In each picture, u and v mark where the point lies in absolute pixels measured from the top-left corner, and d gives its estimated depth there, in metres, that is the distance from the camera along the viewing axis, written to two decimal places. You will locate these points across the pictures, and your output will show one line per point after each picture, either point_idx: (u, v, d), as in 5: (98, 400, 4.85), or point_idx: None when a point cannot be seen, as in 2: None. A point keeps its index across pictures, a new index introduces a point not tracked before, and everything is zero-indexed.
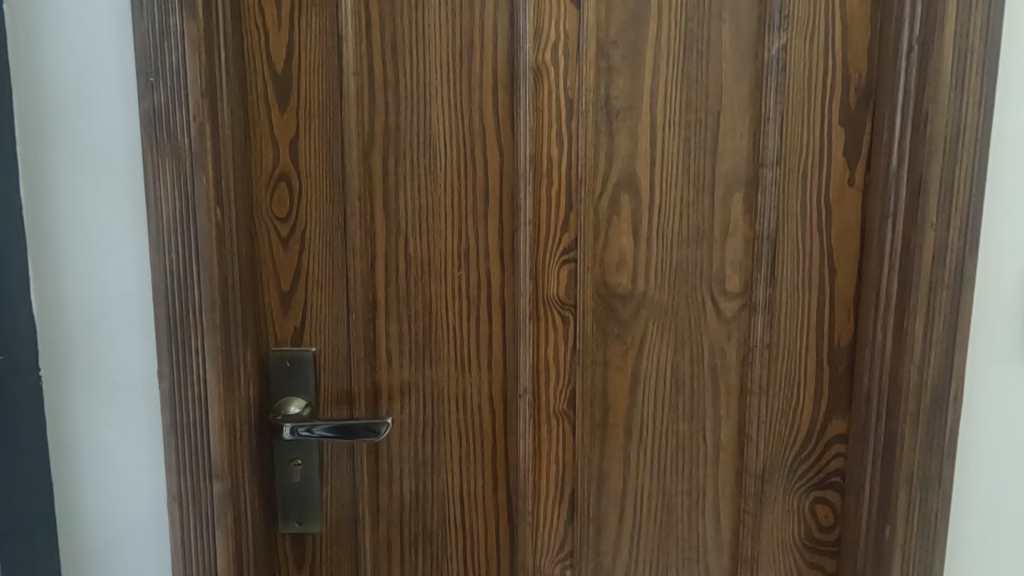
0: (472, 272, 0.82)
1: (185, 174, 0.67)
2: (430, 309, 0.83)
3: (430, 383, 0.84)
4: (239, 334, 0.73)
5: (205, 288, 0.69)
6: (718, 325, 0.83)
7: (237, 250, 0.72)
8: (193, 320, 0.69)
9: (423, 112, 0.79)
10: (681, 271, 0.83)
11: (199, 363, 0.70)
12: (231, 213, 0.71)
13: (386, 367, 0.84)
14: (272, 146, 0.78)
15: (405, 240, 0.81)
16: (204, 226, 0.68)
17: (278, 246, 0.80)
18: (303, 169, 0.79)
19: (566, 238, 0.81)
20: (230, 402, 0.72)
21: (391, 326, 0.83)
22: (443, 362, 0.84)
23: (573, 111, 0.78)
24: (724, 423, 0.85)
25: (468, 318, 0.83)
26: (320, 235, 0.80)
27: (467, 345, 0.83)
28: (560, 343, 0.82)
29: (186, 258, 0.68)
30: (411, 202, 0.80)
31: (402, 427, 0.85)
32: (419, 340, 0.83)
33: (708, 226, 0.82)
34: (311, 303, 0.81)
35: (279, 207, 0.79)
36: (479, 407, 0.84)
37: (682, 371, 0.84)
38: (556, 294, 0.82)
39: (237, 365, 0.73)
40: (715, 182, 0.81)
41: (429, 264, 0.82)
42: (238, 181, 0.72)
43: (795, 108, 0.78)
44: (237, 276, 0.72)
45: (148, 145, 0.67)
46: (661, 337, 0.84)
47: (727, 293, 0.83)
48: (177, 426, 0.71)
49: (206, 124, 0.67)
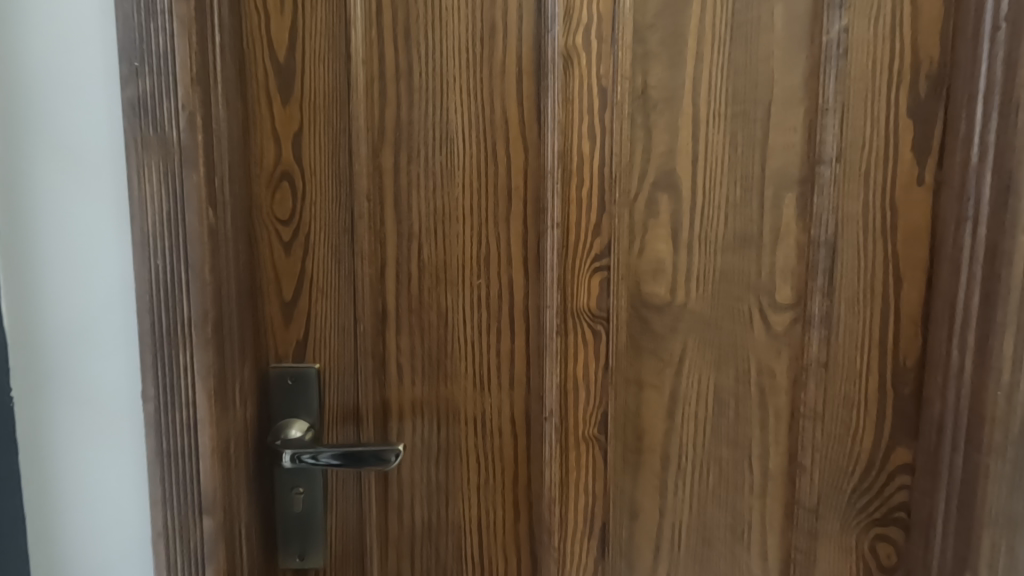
0: (492, 281, 0.74)
1: (174, 169, 0.60)
2: (446, 321, 0.75)
3: (445, 402, 0.76)
4: (234, 347, 0.65)
5: (195, 297, 0.61)
6: (766, 341, 0.75)
7: (231, 255, 0.65)
8: (181, 333, 0.62)
9: (440, 104, 0.71)
10: (726, 280, 0.74)
11: (187, 382, 0.62)
12: (224, 214, 0.63)
13: (397, 385, 0.76)
14: (271, 142, 0.71)
15: (418, 246, 0.73)
16: (193, 228, 0.60)
17: (279, 251, 0.72)
18: (307, 167, 0.71)
19: (598, 243, 0.72)
20: (223, 426, 0.64)
21: (403, 339, 0.75)
22: (460, 379, 0.76)
23: (607, 102, 0.70)
24: (772, 449, 0.76)
25: (488, 331, 0.75)
26: (325, 239, 0.73)
27: (487, 361, 0.75)
28: (590, 360, 0.74)
29: (175, 264, 0.61)
30: (425, 203, 0.73)
31: (415, 451, 0.77)
32: (433, 355, 0.75)
33: (757, 230, 0.73)
34: (315, 313, 0.73)
35: (280, 208, 0.72)
36: (499, 429, 0.76)
37: (726, 391, 0.76)
38: (586, 305, 0.73)
39: (230, 383, 0.65)
40: (765, 181, 0.72)
41: (445, 273, 0.74)
42: (234, 179, 0.65)
43: (857, 97, 0.69)
44: (231, 284, 0.65)
45: (131, 137, 0.60)
46: (702, 354, 0.75)
47: (777, 304, 0.74)
48: (163, 452, 0.63)
49: (197, 114, 0.60)
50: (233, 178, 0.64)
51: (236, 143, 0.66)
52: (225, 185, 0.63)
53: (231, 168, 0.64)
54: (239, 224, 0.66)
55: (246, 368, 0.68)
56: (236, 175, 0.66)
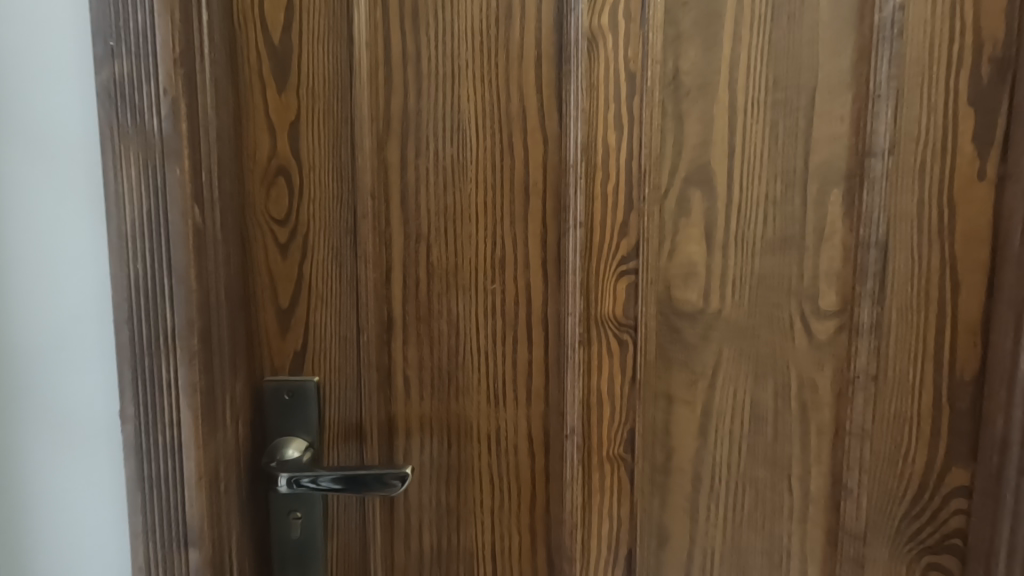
0: (508, 286, 0.67)
1: (156, 163, 0.54)
2: (458, 330, 0.68)
3: (457, 419, 0.70)
4: (224, 360, 0.59)
5: (180, 306, 0.55)
6: (809, 351, 0.68)
7: (221, 258, 0.58)
8: (165, 345, 0.55)
9: (450, 92, 0.65)
10: (765, 285, 0.67)
11: (172, 399, 0.56)
12: (213, 212, 0.57)
13: (404, 399, 0.69)
14: (265, 133, 0.64)
15: (427, 248, 0.67)
16: (178, 228, 0.54)
17: (276, 255, 0.65)
18: (306, 162, 0.65)
19: (625, 244, 0.66)
20: (212, 448, 0.58)
21: (410, 350, 0.69)
22: (472, 394, 0.69)
23: (635, 89, 0.64)
24: (813, 470, 0.70)
25: (503, 342, 0.68)
26: (325, 241, 0.66)
27: (503, 374, 0.69)
28: (615, 372, 0.67)
29: (156, 268, 0.55)
30: (435, 201, 0.66)
31: (423, 472, 0.70)
32: (443, 367, 0.69)
33: (798, 230, 0.66)
34: (315, 322, 0.67)
35: (276, 207, 0.65)
36: (515, 448, 0.70)
37: (763, 406, 0.69)
38: (612, 313, 0.66)
39: (219, 400, 0.59)
40: (808, 176, 0.66)
41: (457, 278, 0.67)
42: (224, 174, 0.59)
43: (912, 83, 0.63)
44: (221, 291, 0.58)
45: (107, 127, 0.53)
46: (738, 366, 0.69)
47: (821, 311, 0.67)
48: (146, 476, 0.57)
49: (180, 100, 0.53)
50: (222, 173, 0.58)
51: (225, 134, 0.59)
52: (214, 181, 0.57)
53: (221, 162, 0.58)
54: (230, 224, 0.60)
55: (238, 383, 0.62)
56: (226, 170, 0.59)
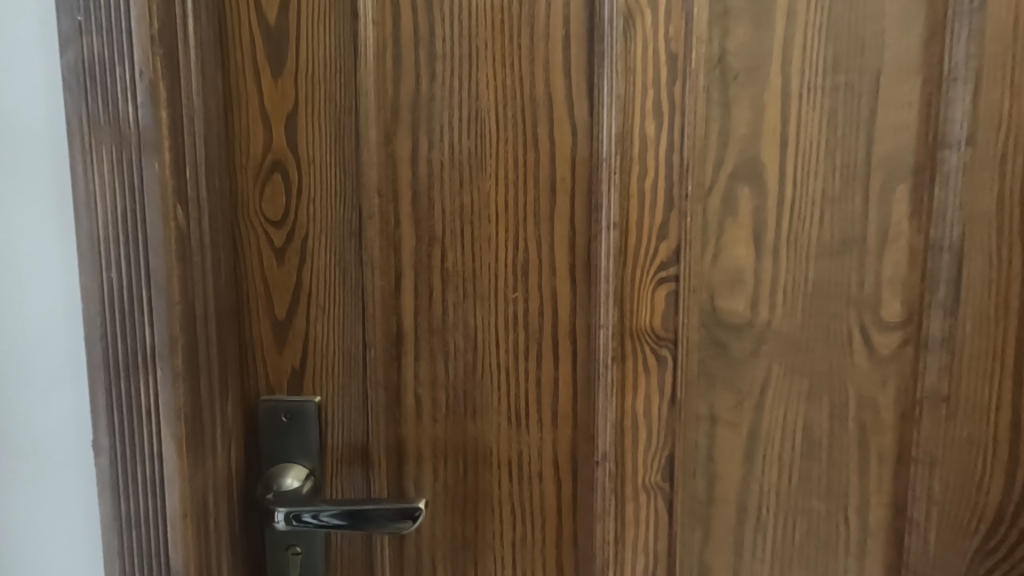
0: (532, 295, 0.60)
1: (134, 155, 0.46)
2: (475, 344, 0.61)
3: (474, 443, 0.62)
4: (214, 381, 0.52)
5: (161, 321, 0.48)
6: (869, 368, 0.60)
7: (210, 265, 0.51)
8: (144, 366, 0.48)
9: (468, 77, 0.58)
10: (820, 293, 0.60)
11: (153, 427, 0.49)
12: (199, 213, 0.50)
13: (415, 422, 0.62)
14: (259, 124, 0.56)
15: (442, 253, 0.60)
16: (158, 231, 0.47)
17: (271, 261, 0.58)
18: (304, 156, 0.57)
19: (664, 248, 0.58)
20: (200, 482, 0.51)
21: (423, 367, 0.61)
22: (491, 415, 0.62)
23: (677, 73, 0.56)
24: (873, 501, 0.62)
25: (526, 357, 0.61)
26: (327, 245, 0.59)
27: (526, 393, 0.62)
28: (653, 392, 0.60)
29: (134, 278, 0.47)
30: (450, 200, 0.59)
31: (437, 501, 0.63)
32: (459, 386, 0.62)
33: (859, 231, 0.59)
34: (315, 336, 0.60)
35: (272, 207, 0.58)
36: (539, 475, 0.63)
37: (818, 430, 0.61)
38: (649, 325, 0.59)
39: (208, 427, 0.51)
40: (871, 171, 0.58)
41: (474, 286, 0.60)
42: (213, 169, 0.51)
43: (995, 63, 0.55)
44: (210, 303, 0.51)
45: (74, 114, 0.46)
46: (789, 384, 0.61)
47: (884, 323, 0.60)
48: (125, 514, 0.50)
49: (158, 82, 0.46)
50: (211, 167, 0.51)
51: (213, 124, 0.52)
52: (200, 177, 0.49)
53: (208, 156, 0.50)
54: (220, 226, 0.52)
55: (229, 406, 0.55)
56: (214, 165, 0.52)
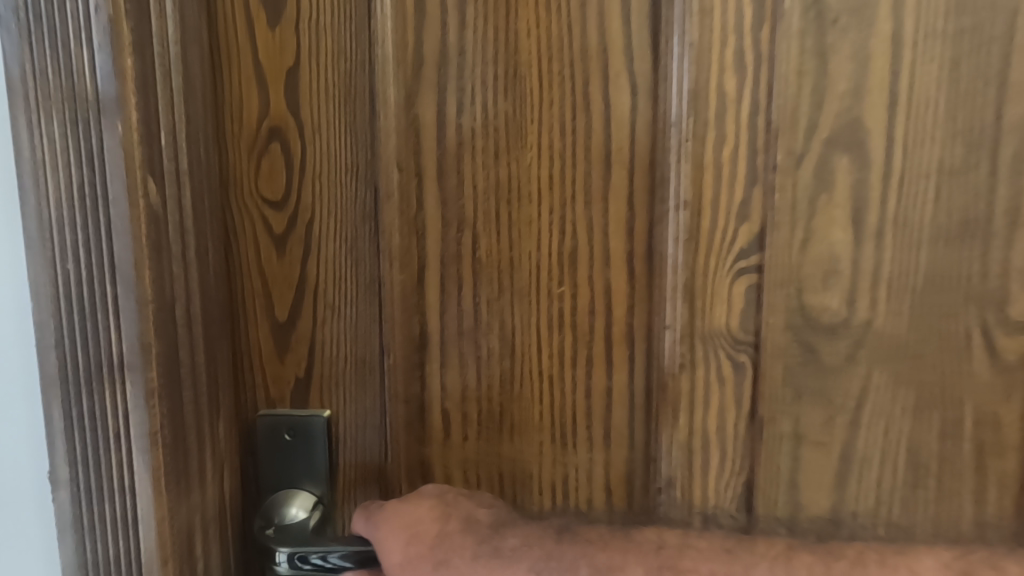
0: (581, 290, 0.50)
1: (93, 115, 0.37)
2: (513, 348, 0.51)
3: (511, 465, 0.53)
4: (203, 400, 0.42)
5: (130, 324, 0.39)
6: (991, 377, 0.50)
7: (194, 256, 0.41)
8: (114, 377, 0.39)
9: (505, 24, 0.47)
10: (933, 287, 0.49)
11: (125, 453, 0.40)
12: (179, 190, 0.40)
13: (442, 440, 0.52)
14: (253, 84, 0.47)
15: (473, 240, 0.50)
16: (125, 213, 0.37)
17: (270, 250, 0.49)
18: (308, 122, 0.47)
19: (742, 233, 0.48)
20: (183, 519, 0.42)
21: (451, 376, 0.52)
22: (532, 432, 0.52)
23: (764, 14, 0.45)
24: (993, 538, 0.51)
25: (573, 364, 0.51)
26: (336, 231, 0.49)
27: (573, 407, 0.52)
28: (727, 405, 0.50)
29: (98, 268, 0.38)
30: (484, 176, 0.49)
31: None
32: (494, 398, 0.52)
33: (985, 210, 0.48)
34: (323, 340, 0.50)
35: (269, 185, 0.48)
36: (588, 503, 0.53)
37: (926, 451, 0.51)
38: (724, 325, 0.49)
39: (193, 455, 0.42)
40: (1002, 135, 0.47)
41: (512, 279, 0.50)
42: (199, 136, 0.41)
43: None
44: (194, 303, 0.41)
45: (17, 64, 0.37)
46: (892, 397, 0.50)
47: (1011, 323, 0.49)
48: (91, 556, 0.41)
49: (122, 22, 0.36)
50: (195, 134, 0.40)
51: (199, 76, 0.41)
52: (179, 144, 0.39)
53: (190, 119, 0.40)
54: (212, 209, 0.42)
55: (224, 427, 0.45)
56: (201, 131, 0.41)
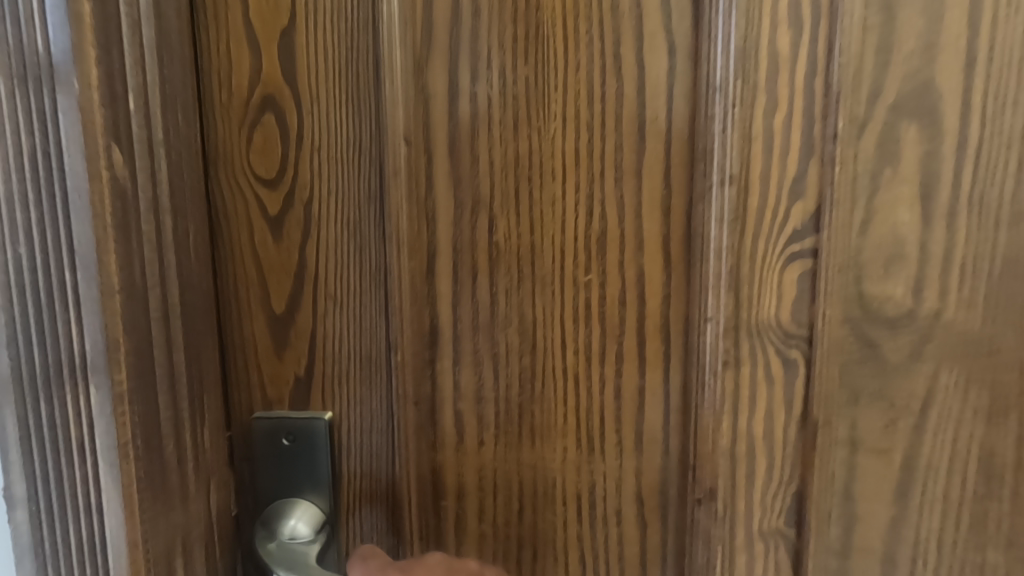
0: (611, 278, 0.45)
1: (51, 80, 0.33)
2: (534, 344, 0.46)
3: (532, 471, 0.48)
4: (181, 403, 0.39)
5: (92, 322, 0.34)
6: None
7: (170, 240, 0.38)
8: (76, 384, 0.35)
9: None
10: (1013, 273, 0.43)
11: (90, 470, 0.36)
12: (151, 164, 0.36)
13: (456, 445, 0.47)
14: (245, 48, 0.42)
15: (490, 223, 0.45)
16: (84, 188, 0.33)
17: (264, 234, 0.44)
18: (305, 89, 0.42)
19: (795, 212, 0.42)
20: (157, 533, 0.38)
21: (465, 374, 0.47)
22: (555, 435, 0.47)
23: None
24: None
25: (602, 361, 0.46)
26: (338, 213, 0.44)
27: (601, 409, 0.47)
28: (776, 408, 0.44)
29: (56, 260, 0.34)
30: (502, 150, 0.44)
31: (483, 546, 0.49)
32: (514, 397, 0.47)
33: None
34: (324, 335, 0.45)
35: (263, 162, 0.43)
36: (618, 515, 0.48)
37: (1004, 460, 0.45)
38: (774, 317, 0.43)
39: (172, 467, 0.38)
40: None
41: (533, 266, 0.45)
42: (172, 106, 0.38)
43: None
44: (171, 293, 0.38)
45: None
46: (964, 398, 0.45)
47: None
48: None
49: None
50: (169, 103, 0.37)
51: (175, 42, 0.38)
52: (151, 112, 0.36)
53: (165, 81, 0.37)
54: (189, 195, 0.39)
55: (207, 434, 0.42)
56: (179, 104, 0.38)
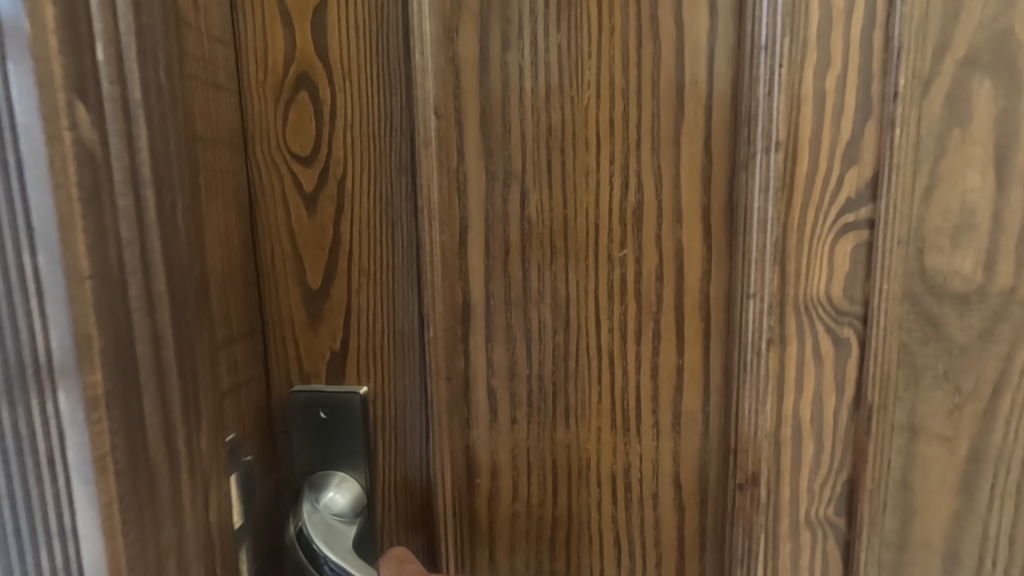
0: (647, 253, 0.43)
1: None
2: (567, 321, 0.45)
3: (565, 451, 0.47)
4: (176, 404, 0.26)
5: (58, 297, 0.22)
6: None
7: (152, 217, 0.25)
8: (47, 385, 0.22)
9: None
10: None
11: (66, 499, 0.23)
12: (128, 125, 0.24)
13: (488, 422, 0.47)
14: (278, 25, 0.42)
15: (521, 197, 0.44)
16: (42, 154, 0.21)
17: (298, 210, 0.44)
18: (337, 64, 0.42)
19: (847, 180, 0.39)
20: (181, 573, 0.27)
21: (497, 351, 0.46)
22: (589, 415, 0.46)
23: None
24: None
25: (637, 339, 0.45)
26: (370, 187, 0.43)
27: (636, 388, 0.45)
28: (826, 390, 0.42)
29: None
30: (533, 121, 0.43)
31: (517, 525, 0.49)
32: (546, 375, 0.46)
33: None
34: (358, 310, 0.45)
35: (297, 139, 0.44)
36: (654, 498, 0.46)
37: None
38: (824, 293, 0.40)
39: (166, 496, 0.25)
40: None
41: (566, 240, 0.44)
42: (154, 55, 0.25)
43: None
44: (157, 280, 0.25)
45: None
46: None
47: None
48: None
49: None
50: (150, 50, 0.25)
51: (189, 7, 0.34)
52: (126, 58, 0.24)
53: (139, 8, 0.25)
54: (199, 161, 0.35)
55: (204, 437, 0.28)
56: (191, 75, 0.34)
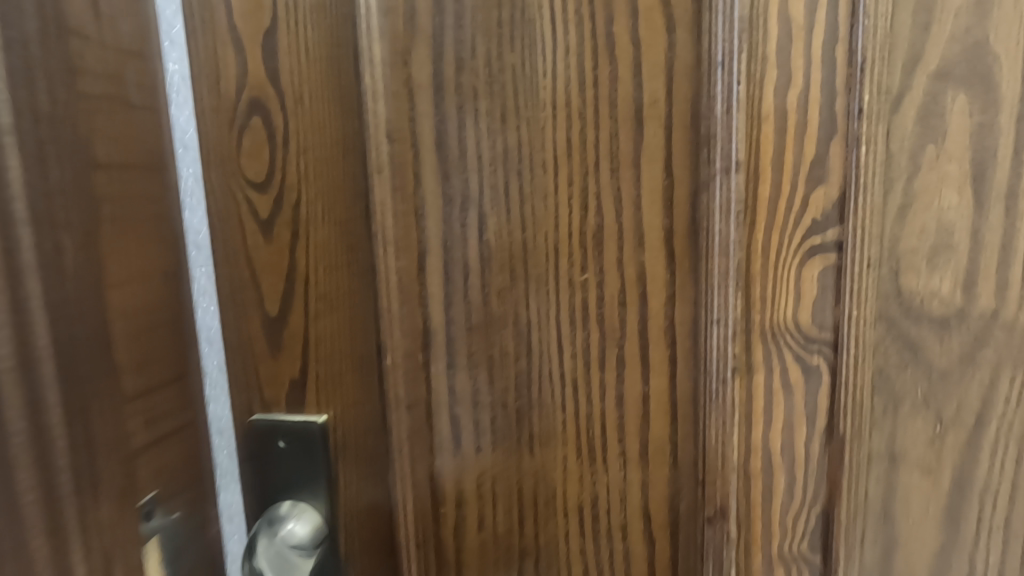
0: (610, 277, 0.42)
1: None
2: (530, 347, 0.44)
3: (532, 482, 0.46)
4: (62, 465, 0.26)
5: None
6: None
7: (32, 262, 0.25)
8: None
9: None
10: None
11: None
12: None
13: (451, 451, 0.46)
14: (230, 51, 0.42)
15: (480, 221, 0.43)
16: None
17: (256, 237, 0.44)
18: (289, 88, 0.41)
19: (812, 201, 0.37)
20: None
21: (460, 379, 0.45)
22: (555, 444, 0.45)
23: None
24: None
25: (602, 367, 0.43)
26: (326, 212, 0.42)
27: (602, 417, 0.44)
28: (796, 419, 0.40)
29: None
30: (489, 144, 0.42)
31: (485, 556, 0.47)
32: (510, 404, 0.45)
33: None
34: (318, 338, 0.44)
35: (252, 165, 0.43)
36: (624, 530, 0.45)
37: None
38: (791, 319, 0.38)
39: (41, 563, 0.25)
40: None
41: (526, 264, 0.43)
42: (26, 79, 0.25)
43: None
44: (34, 326, 0.25)
45: None
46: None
47: None
48: None
49: None
50: (20, 73, 0.24)
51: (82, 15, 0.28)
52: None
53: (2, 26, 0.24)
54: (106, 194, 0.29)
55: (105, 504, 0.28)
56: (88, 97, 0.29)
